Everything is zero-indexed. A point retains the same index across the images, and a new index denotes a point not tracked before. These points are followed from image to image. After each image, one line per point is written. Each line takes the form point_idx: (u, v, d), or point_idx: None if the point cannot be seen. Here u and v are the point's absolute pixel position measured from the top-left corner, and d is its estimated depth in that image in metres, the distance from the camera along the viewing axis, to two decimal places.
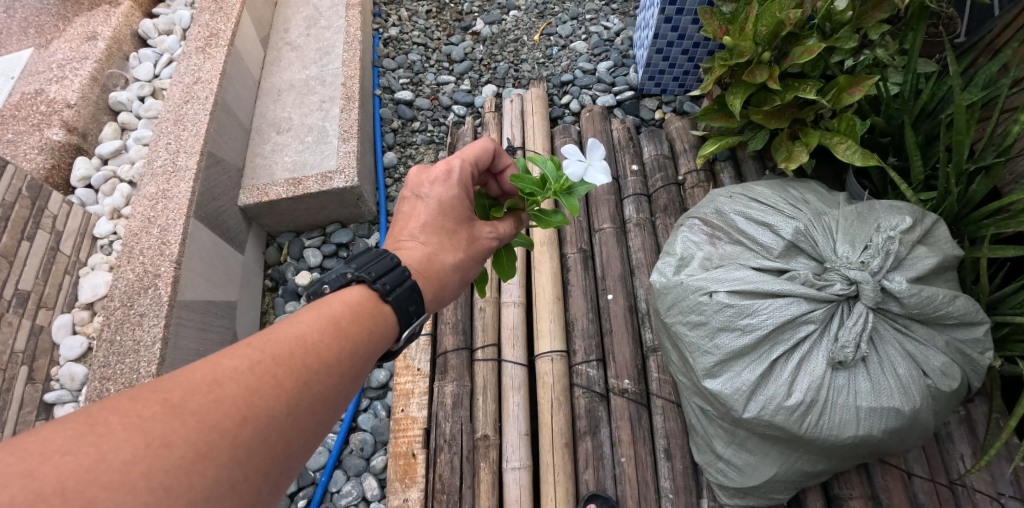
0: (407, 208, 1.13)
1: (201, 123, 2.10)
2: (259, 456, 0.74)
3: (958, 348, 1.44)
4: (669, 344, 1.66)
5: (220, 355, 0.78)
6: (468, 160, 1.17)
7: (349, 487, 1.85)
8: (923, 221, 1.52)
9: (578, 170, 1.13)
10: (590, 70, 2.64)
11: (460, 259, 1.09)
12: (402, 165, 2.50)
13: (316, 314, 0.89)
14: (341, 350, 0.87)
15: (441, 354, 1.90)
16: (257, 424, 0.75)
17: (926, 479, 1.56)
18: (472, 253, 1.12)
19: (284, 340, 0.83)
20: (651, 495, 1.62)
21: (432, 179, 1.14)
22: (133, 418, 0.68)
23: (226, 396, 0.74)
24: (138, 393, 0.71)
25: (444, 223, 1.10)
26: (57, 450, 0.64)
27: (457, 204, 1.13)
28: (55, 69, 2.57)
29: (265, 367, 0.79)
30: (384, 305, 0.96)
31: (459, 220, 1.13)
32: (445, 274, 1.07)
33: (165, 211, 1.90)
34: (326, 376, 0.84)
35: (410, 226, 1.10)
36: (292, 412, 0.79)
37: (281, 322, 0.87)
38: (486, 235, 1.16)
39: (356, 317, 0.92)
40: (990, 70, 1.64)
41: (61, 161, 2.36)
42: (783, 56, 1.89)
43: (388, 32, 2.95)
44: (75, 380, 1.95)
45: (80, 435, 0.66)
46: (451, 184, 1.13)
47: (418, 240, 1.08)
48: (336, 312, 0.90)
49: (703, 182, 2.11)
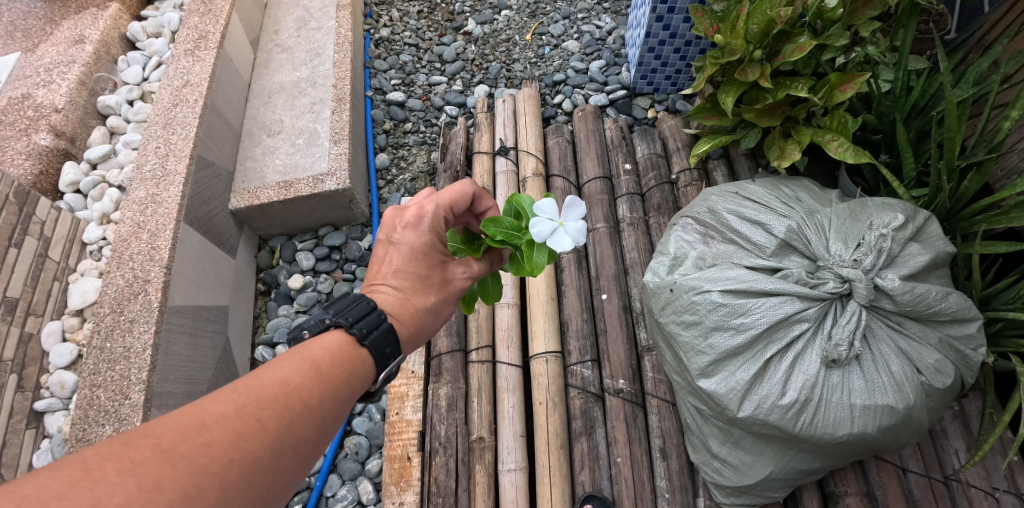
0: (380, 251, 1.11)
1: (189, 127, 2.09)
2: (244, 496, 0.74)
3: (951, 345, 1.44)
4: (664, 344, 1.66)
5: (206, 400, 0.77)
6: (444, 204, 1.12)
7: (345, 492, 1.84)
8: (915, 218, 1.52)
9: (546, 230, 1.09)
10: (582, 70, 2.64)
11: (433, 303, 1.09)
12: (394, 167, 2.49)
13: (297, 358, 0.88)
14: (322, 393, 0.86)
15: (435, 356, 1.88)
16: (243, 466, 0.75)
17: (921, 475, 1.56)
18: (445, 294, 1.12)
19: (267, 384, 0.82)
20: (647, 495, 1.61)
21: (404, 225, 1.10)
22: (125, 463, 0.67)
23: (213, 440, 0.74)
24: (128, 438, 0.69)
25: (416, 269, 1.09)
26: (54, 495, 0.62)
27: (429, 250, 1.11)
28: (43, 72, 2.54)
29: (250, 411, 0.78)
30: (361, 348, 0.95)
31: (432, 264, 1.11)
32: (420, 316, 1.07)
33: (155, 216, 1.89)
34: (309, 417, 0.83)
35: (383, 270, 1.09)
36: (275, 454, 0.78)
37: (261, 365, 0.86)
38: (460, 276, 1.15)
39: (336, 360, 0.91)
40: (981, 66, 1.62)
41: (49, 167, 2.34)
42: (774, 54, 1.87)
43: (379, 32, 2.94)
44: (65, 387, 1.93)
45: (75, 481, 0.64)
46: (422, 230, 1.10)
47: (390, 284, 1.06)
48: (316, 355, 0.90)
49: (696, 181, 2.11)
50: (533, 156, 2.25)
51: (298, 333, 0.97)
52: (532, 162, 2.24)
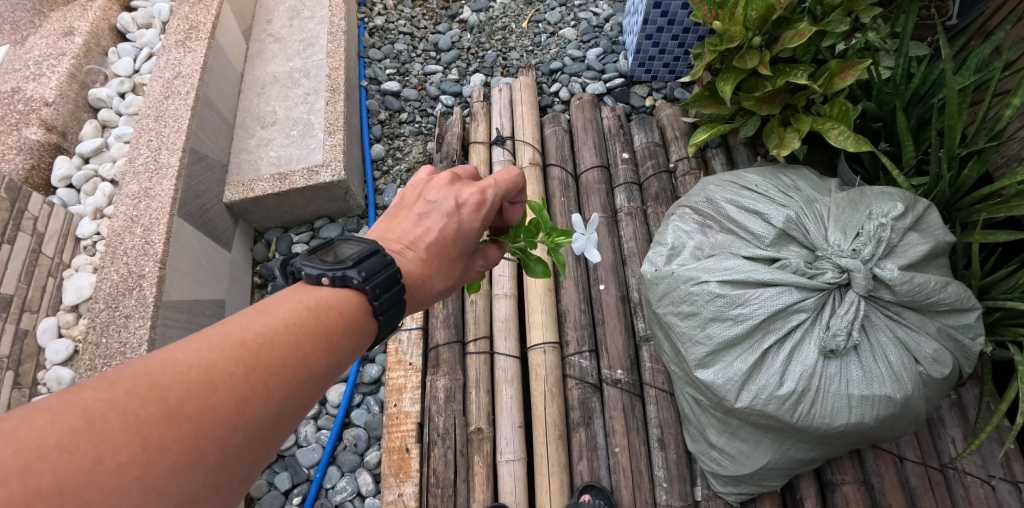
0: (419, 212, 1.03)
1: (182, 119, 2.07)
2: (243, 463, 0.66)
3: (949, 335, 1.44)
4: (661, 334, 1.65)
5: (214, 351, 0.68)
6: (502, 190, 1.06)
7: (344, 483, 1.85)
8: (915, 208, 1.51)
9: (582, 245, 1.28)
10: (579, 58, 2.62)
11: (445, 286, 1.03)
12: (390, 158, 2.48)
13: (311, 318, 0.77)
14: (330, 363, 0.77)
15: (433, 348, 1.88)
16: (247, 432, 0.67)
17: (918, 463, 1.56)
18: (456, 281, 1.08)
19: (278, 345, 0.72)
20: (645, 484, 1.62)
21: (464, 200, 1.04)
22: (129, 417, 0.59)
23: (220, 402, 0.65)
24: (132, 385, 0.61)
25: (450, 250, 1.02)
26: (55, 445, 0.55)
27: (468, 236, 1.05)
28: (32, 66, 2.51)
29: (259, 375, 0.69)
30: (373, 321, 0.86)
31: (464, 248, 1.05)
32: (429, 296, 1.00)
33: (148, 210, 1.88)
34: (313, 387, 0.75)
35: (416, 234, 1.00)
36: (278, 423, 0.70)
37: (262, 309, 0.75)
38: (476, 268, 1.14)
39: (348, 328, 0.81)
40: (982, 53, 1.61)
41: (40, 161, 2.32)
42: (773, 40, 1.84)
43: (373, 21, 2.90)
44: (62, 383, 1.93)
45: (77, 431, 0.57)
46: (477, 217, 1.04)
47: (419, 255, 0.98)
48: (330, 317, 0.79)
49: (694, 170, 2.10)
50: (530, 146, 2.22)
51: (315, 276, 0.84)
52: (529, 152, 2.21)
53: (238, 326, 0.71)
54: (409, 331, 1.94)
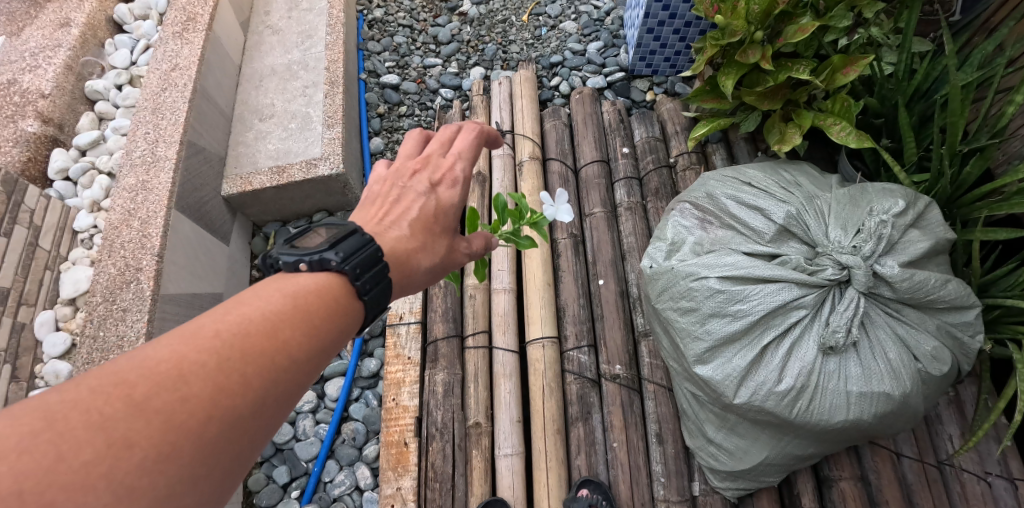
0: (395, 194, 1.01)
1: (179, 112, 2.05)
2: (222, 455, 0.65)
3: (949, 332, 1.44)
4: (660, 329, 1.65)
5: (185, 343, 0.67)
6: (467, 163, 1.09)
7: (343, 477, 1.86)
8: (916, 205, 1.51)
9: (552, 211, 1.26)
10: (579, 51, 2.60)
11: (434, 265, 0.98)
12: (389, 151, 2.46)
13: (288, 303, 0.76)
14: (312, 348, 0.75)
15: (431, 342, 1.87)
16: (224, 422, 0.66)
17: (915, 460, 1.57)
18: (446, 262, 1.01)
19: (253, 334, 0.71)
20: (643, 479, 1.62)
21: (437, 178, 1.05)
22: (93, 416, 0.59)
23: (192, 394, 0.64)
24: (99, 384, 0.62)
25: (432, 225, 1.00)
26: (16, 447, 0.56)
27: (448, 210, 1.03)
28: (28, 58, 2.48)
29: (233, 364, 0.68)
30: (358, 301, 0.83)
31: (446, 227, 1.02)
32: (419, 275, 0.95)
33: (145, 203, 1.87)
34: (295, 372, 0.73)
35: (395, 214, 0.98)
36: (258, 411, 0.69)
37: (237, 300, 0.75)
38: (463, 251, 1.06)
39: (329, 311, 0.79)
40: (986, 49, 1.58)
41: (37, 154, 2.31)
42: (776, 35, 1.82)
43: (372, 13, 2.88)
44: (60, 376, 1.93)
45: (39, 432, 0.57)
46: (452, 188, 1.05)
47: (402, 232, 0.96)
48: (309, 302, 0.78)
49: (694, 165, 2.09)
50: (530, 140, 2.21)
51: (294, 262, 0.82)
52: (529, 146, 2.20)
53: (211, 318, 0.71)
54: (407, 325, 1.93)
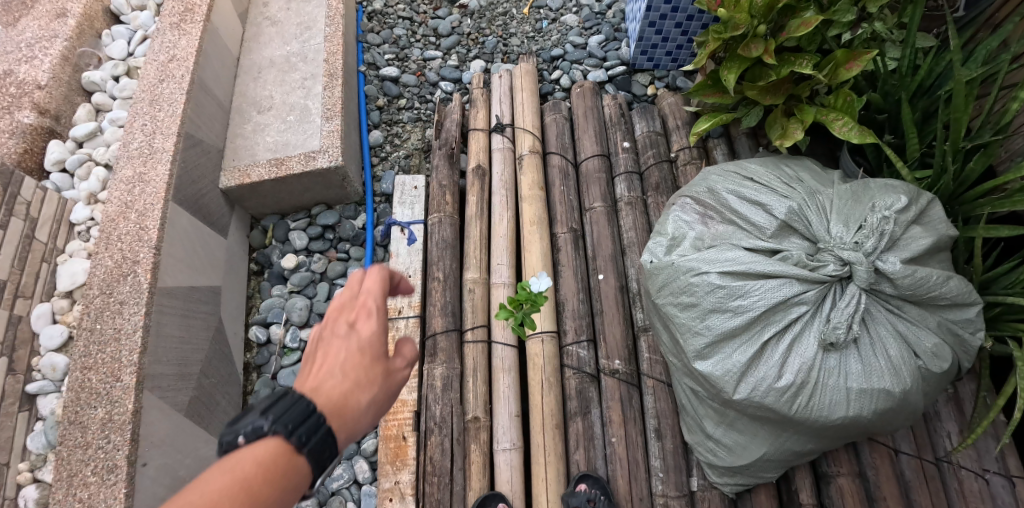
0: (317, 352, 0.92)
1: (177, 104, 2.04)
2: None
3: (950, 329, 1.43)
4: (660, 324, 1.65)
5: None
6: (378, 289, 0.99)
7: (341, 470, 1.85)
8: (919, 201, 1.50)
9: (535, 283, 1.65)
10: (580, 44, 2.59)
11: (376, 396, 0.89)
12: (388, 144, 2.45)
13: (225, 476, 0.71)
14: None
15: (430, 336, 1.86)
16: None
17: (913, 456, 1.57)
18: (388, 387, 0.92)
19: None
20: (642, 474, 1.62)
21: (354, 316, 0.96)
22: None
23: None
24: None
25: (360, 360, 0.90)
26: None
27: (374, 339, 0.94)
28: (23, 48, 2.46)
29: None
30: (300, 456, 0.77)
31: (377, 354, 0.93)
32: (360, 415, 0.86)
33: (142, 196, 1.86)
34: None
35: (321, 368, 0.89)
36: None
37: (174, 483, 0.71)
38: (401, 368, 0.96)
39: (269, 476, 0.74)
40: (990, 45, 1.57)
41: (33, 145, 2.29)
42: (779, 29, 1.80)
43: (372, 5, 2.86)
44: (56, 370, 1.93)
45: None
46: (371, 318, 0.95)
47: (334, 378, 0.88)
48: (249, 471, 0.73)
49: (695, 159, 2.08)
50: (530, 134, 2.20)
51: (230, 440, 0.76)
52: (529, 139, 2.19)
53: None
54: (406, 319, 1.93)
